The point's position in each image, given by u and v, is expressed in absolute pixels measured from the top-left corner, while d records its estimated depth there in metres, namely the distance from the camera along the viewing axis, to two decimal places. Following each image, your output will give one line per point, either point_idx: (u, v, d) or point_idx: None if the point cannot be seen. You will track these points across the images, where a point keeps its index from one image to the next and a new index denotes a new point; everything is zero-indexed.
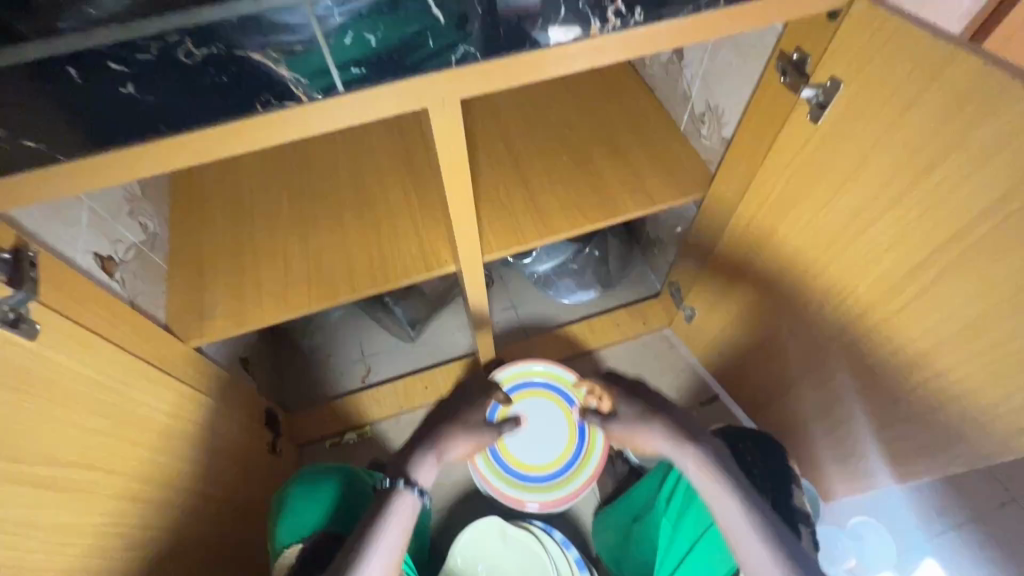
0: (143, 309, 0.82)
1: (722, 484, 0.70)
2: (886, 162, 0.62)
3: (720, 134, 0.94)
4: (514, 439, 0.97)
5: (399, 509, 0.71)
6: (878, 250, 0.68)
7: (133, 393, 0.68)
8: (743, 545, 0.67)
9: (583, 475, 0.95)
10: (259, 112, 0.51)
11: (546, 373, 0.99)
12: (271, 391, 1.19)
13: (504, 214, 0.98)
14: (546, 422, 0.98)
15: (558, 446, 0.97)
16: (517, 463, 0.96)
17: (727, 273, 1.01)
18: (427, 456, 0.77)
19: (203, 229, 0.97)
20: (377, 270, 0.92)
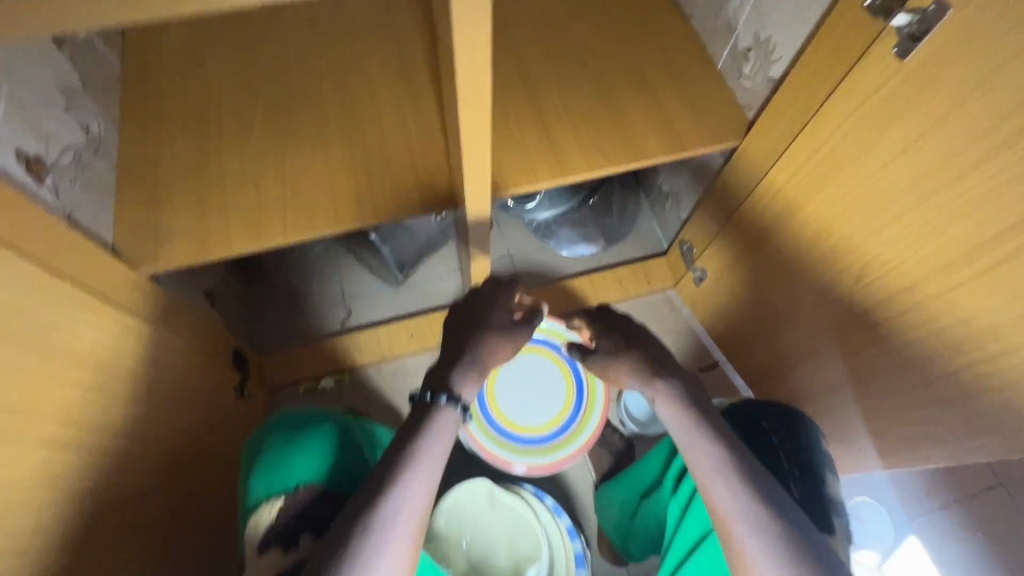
0: (83, 225, 0.69)
1: (693, 425, 0.65)
2: (982, 111, 0.52)
3: (767, 73, 0.82)
4: (505, 395, 0.91)
5: (443, 429, 0.60)
6: (947, 216, 0.60)
7: (62, 323, 0.57)
8: (709, 485, 0.60)
9: (578, 439, 0.88)
10: None
11: (545, 330, 0.92)
12: (240, 328, 1.09)
13: (514, 146, 0.86)
14: (542, 380, 0.92)
15: (552, 407, 0.90)
16: (508, 422, 0.89)
17: (751, 233, 0.92)
18: (470, 372, 0.64)
19: (159, 136, 0.83)
20: (364, 200, 0.80)
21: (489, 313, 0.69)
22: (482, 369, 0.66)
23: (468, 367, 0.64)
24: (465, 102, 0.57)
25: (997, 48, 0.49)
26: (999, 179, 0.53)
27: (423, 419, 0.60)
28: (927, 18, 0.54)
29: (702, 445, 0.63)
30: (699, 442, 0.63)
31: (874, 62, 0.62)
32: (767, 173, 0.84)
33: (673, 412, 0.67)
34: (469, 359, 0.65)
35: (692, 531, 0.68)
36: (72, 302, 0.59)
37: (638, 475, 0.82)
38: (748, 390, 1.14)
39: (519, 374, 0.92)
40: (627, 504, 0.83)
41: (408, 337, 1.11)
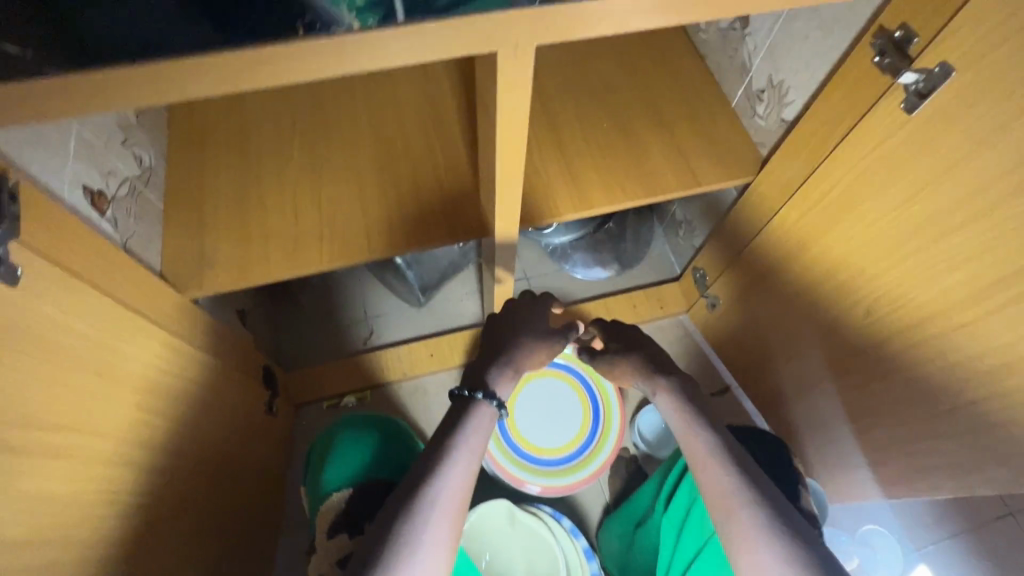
0: (135, 253, 0.74)
1: (689, 415, 0.69)
2: (988, 166, 0.56)
3: (780, 115, 0.86)
4: (525, 416, 0.94)
5: (480, 420, 0.65)
6: (957, 260, 0.63)
7: (122, 350, 0.61)
8: (704, 469, 0.64)
9: (593, 464, 0.91)
10: (292, 40, 0.42)
11: (567, 355, 0.97)
12: (268, 346, 1.13)
13: (536, 180, 0.90)
14: (561, 403, 0.96)
15: (571, 430, 0.94)
16: (527, 443, 0.92)
17: (764, 266, 0.95)
18: (504, 372, 0.72)
19: (204, 168, 0.88)
20: (395, 230, 0.84)
21: (526, 321, 0.77)
22: (516, 368, 0.73)
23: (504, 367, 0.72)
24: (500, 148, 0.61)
25: (1001, 109, 0.53)
26: (1007, 228, 0.56)
27: (465, 412, 0.66)
28: (931, 78, 0.58)
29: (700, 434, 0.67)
30: (697, 431, 0.67)
31: (883, 113, 0.66)
32: (780, 210, 0.87)
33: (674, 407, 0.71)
34: (504, 360, 0.72)
35: (687, 550, 0.71)
36: (131, 328, 0.63)
37: (632, 506, 0.86)
38: (759, 417, 1.16)
39: (540, 397, 0.96)
40: (625, 532, 0.88)
41: (428, 357, 1.15)
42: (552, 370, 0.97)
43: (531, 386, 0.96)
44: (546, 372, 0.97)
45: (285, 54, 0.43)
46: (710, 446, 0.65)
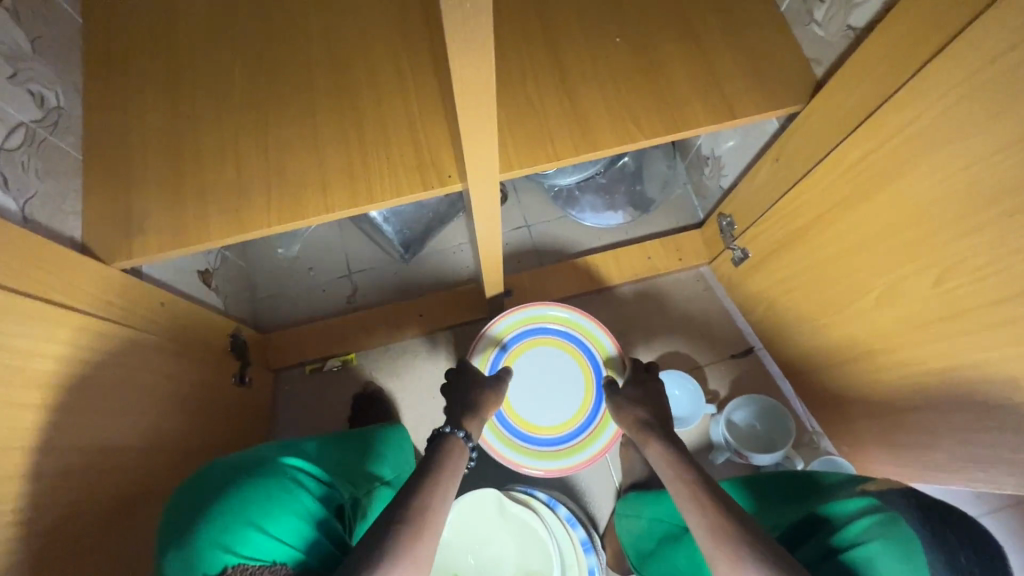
0: (39, 220, 0.62)
1: (675, 460, 0.60)
2: None
3: (847, 21, 0.68)
4: (517, 389, 0.84)
5: (461, 455, 0.58)
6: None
7: (21, 342, 0.51)
8: (689, 508, 0.53)
9: (593, 445, 0.82)
10: None
11: (567, 321, 0.85)
12: (242, 307, 1.03)
13: (530, 113, 0.73)
14: (560, 376, 0.85)
15: (569, 407, 0.83)
16: (519, 420, 0.83)
17: (807, 215, 0.79)
18: (475, 417, 0.66)
19: (127, 104, 0.72)
20: (357, 181, 0.70)
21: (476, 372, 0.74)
22: (478, 414, 0.68)
23: (467, 411, 0.66)
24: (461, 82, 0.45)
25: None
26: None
27: (439, 443, 0.59)
28: None
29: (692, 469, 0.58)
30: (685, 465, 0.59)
31: (1011, 8, 0.47)
32: (837, 147, 0.69)
33: (665, 444, 0.63)
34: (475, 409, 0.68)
35: None
36: (28, 315, 0.52)
37: None
38: (784, 381, 1.03)
39: (536, 367, 0.85)
40: (662, 524, 0.75)
41: (417, 318, 1.04)
42: (550, 337, 0.86)
43: (525, 355, 0.85)
44: (544, 339, 0.86)
45: None
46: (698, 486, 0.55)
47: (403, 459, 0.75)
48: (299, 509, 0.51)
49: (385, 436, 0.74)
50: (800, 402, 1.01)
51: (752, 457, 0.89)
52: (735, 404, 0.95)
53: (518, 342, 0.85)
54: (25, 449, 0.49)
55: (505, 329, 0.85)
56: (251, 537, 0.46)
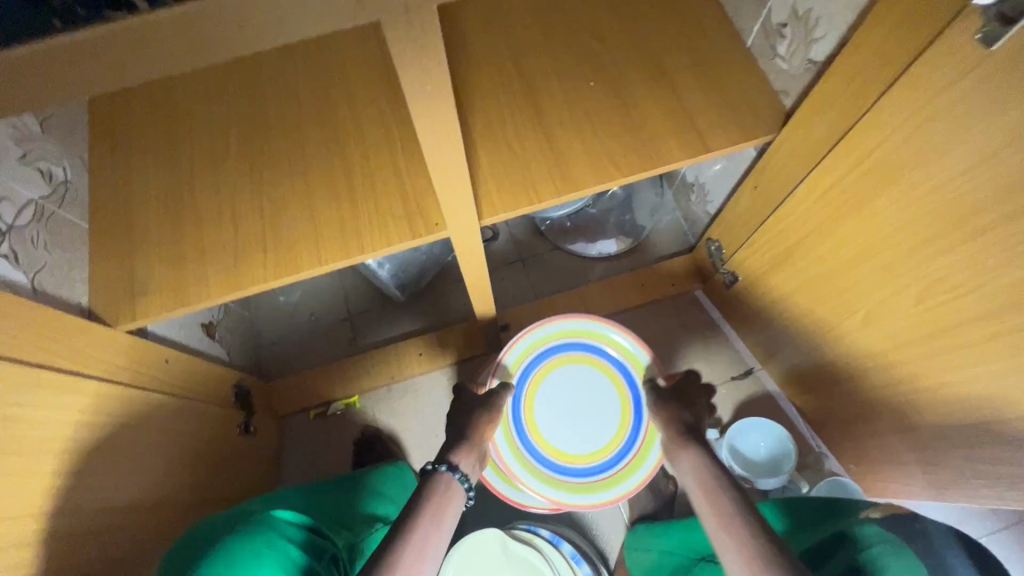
0: (47, 291, 0.65)
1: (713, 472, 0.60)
2: None
3: (806, 55, 0.70)
4: (546, 400, 0.85)
5: (452, 499, 0.57)
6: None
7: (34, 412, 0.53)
8: (718, 531, 0.53)
9: (594, 493, 0.81)
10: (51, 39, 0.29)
11: (629, 360, 0.85)
12: (246, 357, 1.05)
13: (511, 159, 0.76)
14: (597, 405, 0.85)
15: (591, 441, 0.83)
16: (534, 431, 0.84)
17: (790, 240, 0.80)
18: (471, 447, 0.66)
19: (130, 173, 0.77)
20: (348, 234, 0.72)
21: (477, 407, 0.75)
22: (479, 451, 0.68)
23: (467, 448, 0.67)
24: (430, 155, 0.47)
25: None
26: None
27: (429, 484, 0.58)
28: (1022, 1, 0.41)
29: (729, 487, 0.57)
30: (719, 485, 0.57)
31: (957, 42, 0.48)
32: (810, 174, 0.71)
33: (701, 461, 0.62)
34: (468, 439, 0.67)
35: None
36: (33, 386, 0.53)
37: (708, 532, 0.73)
38: (786, 400, 1.03)
39: (575, 386, 0.86)
40: (674, 556, 0.75)
41: (417, 357, 1.05)
42: (602, 364, 0.86)
43: (569, 370, 0.86)
44: (596, 364, 0.86)
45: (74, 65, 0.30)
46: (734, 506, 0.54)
47: (405, 495, 0.77)
48: (284, 563, 0.52)
49: (383, 475, 0.76)
50: (803, 422, 1.01)
51: (760, 482, 0.90)
52: (738, 428, 0.95)
53: (568, 356, 0.87)
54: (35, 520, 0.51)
55: (564, 338, 0.87)
56: None
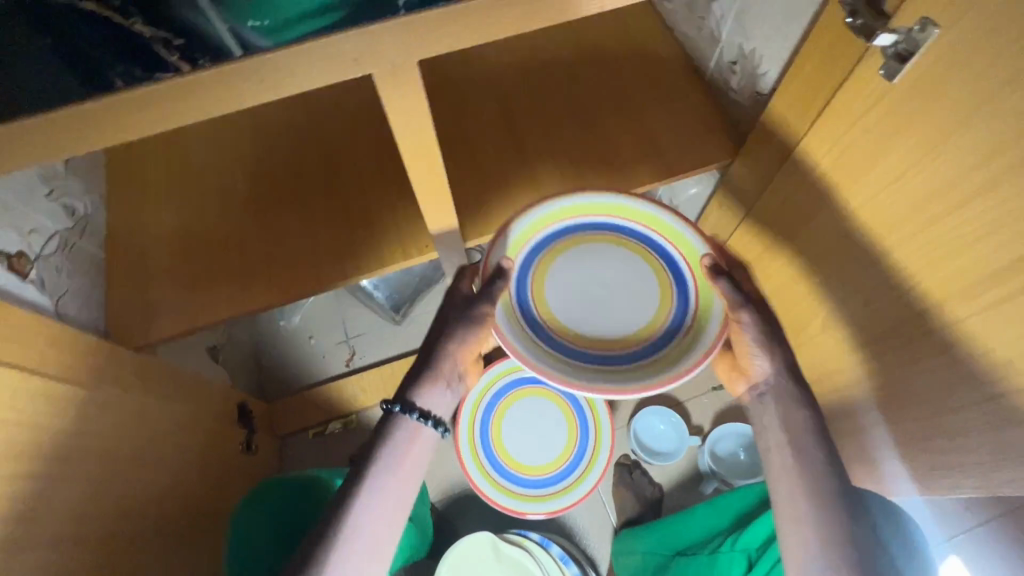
0: (70, 313, 0.70)
1: (803, 423, 0.59)
2: (968, 142, 0.47)
3: (755, 87, 0.77)
4: (563, 277, 0.61)
5: (420, 436, 0.61)
6: (957, 247, 0.52)
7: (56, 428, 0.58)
8: (795, 502, 0.57)
9: (595, 380, 0.56)
10: (120, 90, 0.38)
11: (682, 244, 0.61)
12: (247, 380, 1.11)
13: (493, 186, 0.84)
14: (630, 279, 0.61)
15: (606, 331, 0.59)
16: (539, 301, 0.60)
17: (751, 253, 0.88)
18: (434, 379, 0.63)
19: (146, 206, 0.83)
20: (345, 258, 0.79)
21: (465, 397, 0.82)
22: None
23: None
24: (414, 183, 0.53)
25: (1009, 59, 0.42)
26: (1013, 207, 0.46)
27: (389, 429, 0.61)
28: (913, 38, 0.48)
29: (818, 472, 0.57)
30: (810, 466, 0.58)
31: (866, 79, 0.56)
32: (762, 194, 0.79)
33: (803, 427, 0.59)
34: (429, 373, 0.63)
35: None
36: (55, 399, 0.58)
37: (678, 528, 0.82)
38: None
39: (605, 271, 0.61)
40: (654, 557, 0.82)
41: None
42: (645, 255, 0.62)
43: (600, 253, 0.62)
44: (641, 250, 0.62)
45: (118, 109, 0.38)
46: (810, 497, 0.57)
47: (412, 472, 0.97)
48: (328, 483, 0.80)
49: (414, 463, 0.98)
50: None
51: (737, 483, 0.96)
52: (719, 433, 1.00)
53: (606, 236, 0.62)
54: (55, 525, 0.55)
55: (606, 217, 0.63)
56: (285, 491, 0.77)
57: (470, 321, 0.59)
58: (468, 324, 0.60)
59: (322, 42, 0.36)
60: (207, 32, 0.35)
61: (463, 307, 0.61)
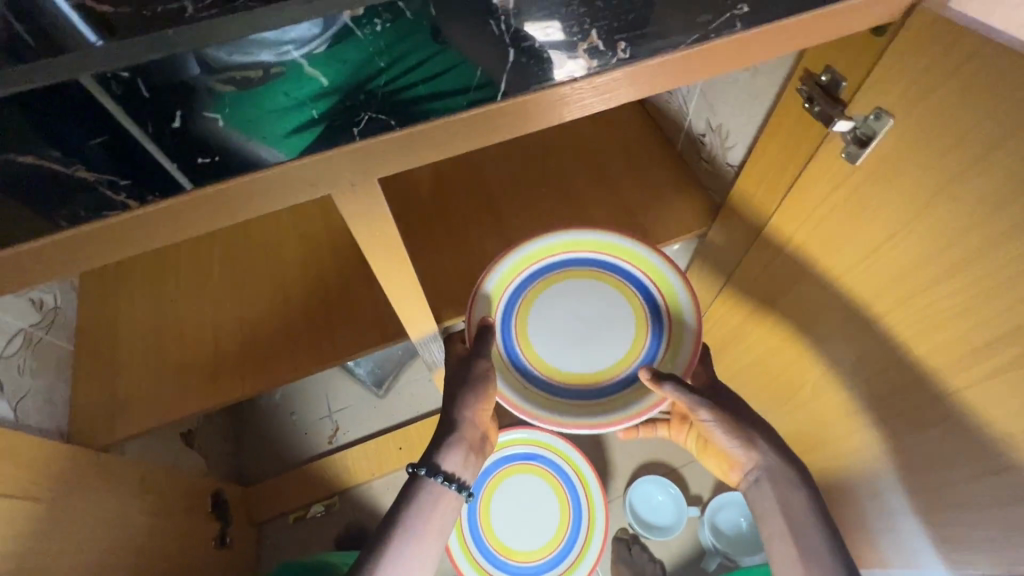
0: (29, 419, 0.65)
1: (792, 497, 0.56)
2: (940, 226, 0.47)
3: (725, 159, 0.78)
4: (569, 292, 0.63)
5: (444, 499, 0.60)
6: (935, 328, 0.51)
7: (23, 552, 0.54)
8: None
9: (509, 377, 0.61)
10: (65, 230, 0.33)
11: (676, 334, 0.61)
12: (225, 464, 1.05)
13: (465, 260, 0.79)
14: (612, 326, 0.62)
15: (558, 353, 0.62)
16: (531, 296, 0.63)
17: (733, 320, 0.87)
18: (454, 442, 0.62)
19: (117, 300, 0.81)
20: (322, 342, 0.77)
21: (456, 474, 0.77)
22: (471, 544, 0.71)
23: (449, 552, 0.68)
24: (386, 279, 0.52)
25: (968, 144, 0.43)
26: (989, 285, 0.45)
27: (414, 494, 0.60)
28: (868, 125, 0.50)
29: (820, 554, 0.52)
30: (810, 547, 0.53)
31: (832, 160, 0.57)
32: (740, 263, 0.79)
33: (802, 511, 0.55)
34: (449, 437, 0.62)
35: None
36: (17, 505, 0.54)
37: None
38: None
39: (601, 310, 0.62)
40: None
41: (397, 451, 1.06)
42: (641, 328, 0.61)
43: (611, 298, 0.62)
44: (639, 311, 0.62)
45: (56, 248, 0.35)
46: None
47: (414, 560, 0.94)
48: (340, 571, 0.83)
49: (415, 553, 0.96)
50: None
51: (742, 560, 0.92)
52: (717, 503, 0.96)
53: (627, 291, 0.62)
54: None
55: (642, 275, 0.62)
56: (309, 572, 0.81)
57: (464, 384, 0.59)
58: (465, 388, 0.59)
59: (280, 168, 0.34)
60: (153, 170, 0.32)
61: (454, 370, 0.61)
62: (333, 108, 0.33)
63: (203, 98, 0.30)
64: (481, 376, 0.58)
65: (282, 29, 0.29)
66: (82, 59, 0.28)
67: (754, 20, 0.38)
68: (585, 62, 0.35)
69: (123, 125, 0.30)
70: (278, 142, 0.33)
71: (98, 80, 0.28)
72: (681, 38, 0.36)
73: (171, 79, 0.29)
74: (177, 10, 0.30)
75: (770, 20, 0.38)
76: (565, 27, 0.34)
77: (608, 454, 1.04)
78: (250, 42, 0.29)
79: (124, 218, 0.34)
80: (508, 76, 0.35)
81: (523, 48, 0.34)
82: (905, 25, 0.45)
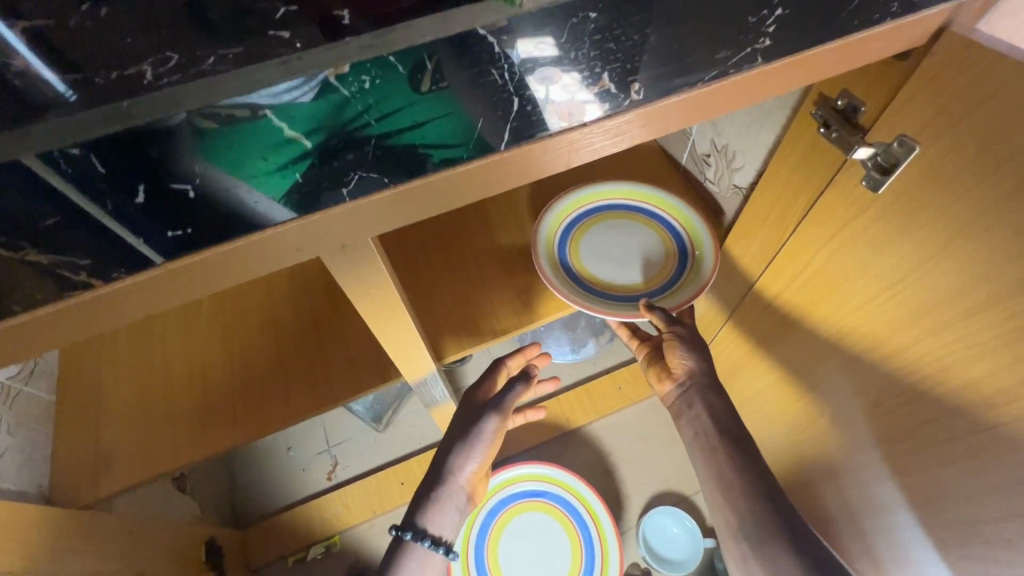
0: (9, 479, 0.61)
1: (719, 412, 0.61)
2: (966, 261, 0.44)
3: (731, 180, 0.74)
4: (633, 230, 0.69)
5: (430, 565, 0.58)
6: (952, 369, 0.48)
7: None
8: (728, 488, 0.58)
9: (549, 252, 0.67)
10: (20, 313, 0.30)
11: (680, 291, 0.65)
12: (219, 506, 1.01)
13: (463, 294, 0.70)
14: (642, 259, 0.68)
15: (590, 257, 0.68)
16: (607, 215, 0.70)
17: (742, 348, 0.83)
18: (442, 501, 0.59)
19: (101, 350, 0.76)
20: (316, 389, 0.73)
21: None
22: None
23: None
24: (383, 332, 0.49)
25: (999, 177, 0.40)
26: (1015, 326, 0.42)
27: (399, 559, 0.57)
28: (891, 152, 0.47)
29: (757, 489, 0.57)
30: (742, 466, 0.58)
31: (851, 186, 0.54)
32: (750, 288, 0.75)
33: (721, 418, 0.61)
34: (439, 496, 0.59)
35: None
36: None
37: None
38: None
39: (640, 247, 0.68)
40: None
41: (399, 486, 1.03)
42: (654, 285, 0.66)
43: (656, 252, 0.68)
44: (669, 261, 0.67)
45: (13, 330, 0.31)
46: (757, 545, 0.55)
47: None
48: None
49: None
50: None
51: None
52: None
53: (670, 258, 0.68)
54: None
55: (688, 243, 0.68)
56: None
57: (471, 437, 0.60)
58: (471, 441, 0.60)
59: (259, 234, 0.31)
60: (116, 247, 0.29)
61: (472, 414, 0.61)
62: (317, 171, 0.30)
63: (201, 141, 0.27)
64: (487, 436, 0.60)
65: (254, 91, 0.26)
66: (35, 134, 0.25)
67: (775, 54, 0.35)
68: (592, 103, 0.33)
69: (79, 203, 0.27)
70: (276, 194, 0.30)
71: (45, 158, 0.25)
72: (698, 78, 0.34)
73: (165, 130, 0.26)
74: (134, 75, 0.26)
75: (793, 52, 0.35)
76: (559, 43, 0.30)
77: (619, 484, 1.00)
78: (216, 107, 0.26)
79: (89, 296, 0.31)
80: (509, 128, 0.32)
81: (527, 97, 0.31)
82: (932, 49, 0.43)
